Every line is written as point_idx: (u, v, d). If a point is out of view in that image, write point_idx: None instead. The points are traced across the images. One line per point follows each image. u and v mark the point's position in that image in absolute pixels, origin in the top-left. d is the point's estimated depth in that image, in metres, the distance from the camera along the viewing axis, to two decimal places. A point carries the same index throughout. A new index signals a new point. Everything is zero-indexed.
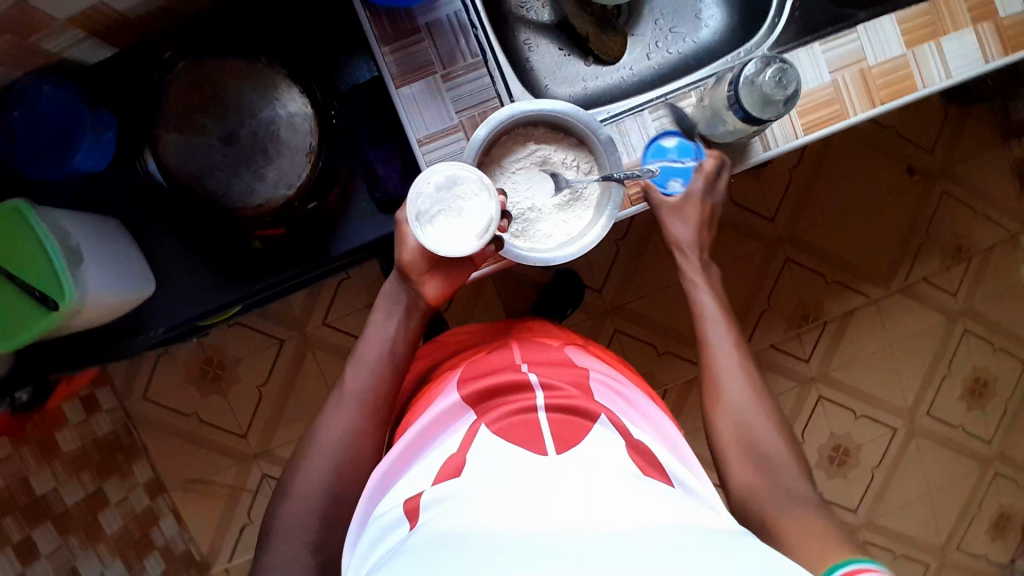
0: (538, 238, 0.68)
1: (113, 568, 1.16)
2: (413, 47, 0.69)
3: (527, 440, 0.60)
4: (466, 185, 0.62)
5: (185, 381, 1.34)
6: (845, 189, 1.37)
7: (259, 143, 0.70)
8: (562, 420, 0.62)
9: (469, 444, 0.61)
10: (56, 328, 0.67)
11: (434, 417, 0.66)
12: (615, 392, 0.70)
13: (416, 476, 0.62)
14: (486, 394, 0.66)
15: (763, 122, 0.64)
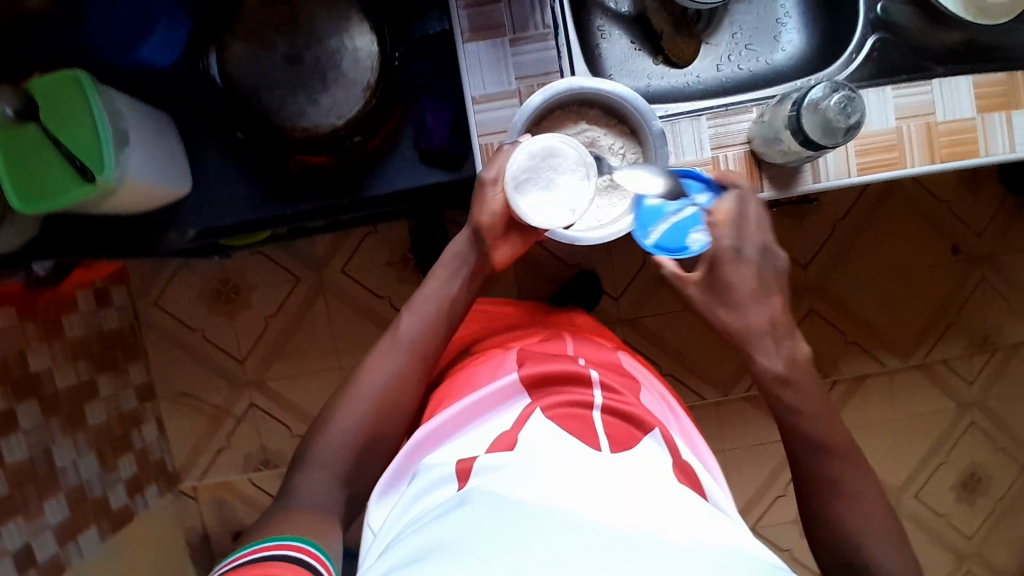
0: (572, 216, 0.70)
1: (86, 459, 1.18)
2: (489, 7, 0.69)
3: (582, 432, 0.66)
4: (561, 161, 0.66)
5: (197, 296, 1.34)
6: (886, 252, 1.34)
7: (322, 68, 0.71)
8: (615, 420, 0.69)
9: (523, 424, 0.67)
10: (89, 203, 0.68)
11: (490, 394, 0.73)
12: (655, 404, 0.78)
13: (473, 442, 0.68)
14: (542, 379, 0.73)
15: (823, 148, 0.63)
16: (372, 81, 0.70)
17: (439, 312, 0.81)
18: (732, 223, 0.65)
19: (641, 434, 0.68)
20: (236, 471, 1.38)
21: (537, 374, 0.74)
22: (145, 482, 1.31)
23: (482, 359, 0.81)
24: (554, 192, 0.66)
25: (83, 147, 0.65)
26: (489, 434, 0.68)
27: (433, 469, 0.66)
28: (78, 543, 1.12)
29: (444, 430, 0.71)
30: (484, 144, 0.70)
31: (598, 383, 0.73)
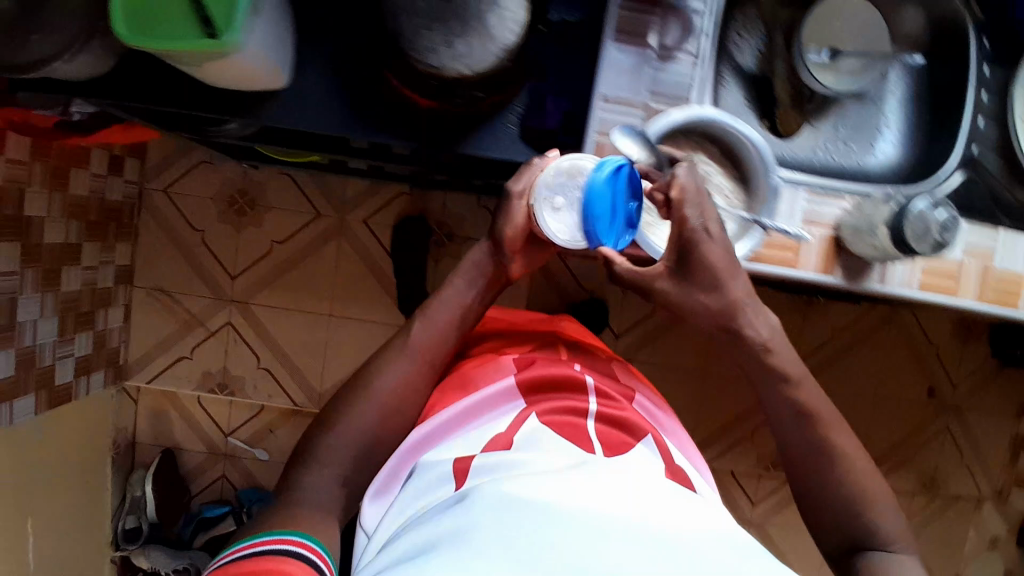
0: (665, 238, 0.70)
1: (45, 321, 1.10)
2: (643, 17, 0.70)
3: (577, 438, 0.70)
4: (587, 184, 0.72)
5: (210, 198, 1.27)
6: (873, 374, 1.35)
7: (474, 12, 0.67)
8: (610, 428, 0.73)
9: (519, 425, 0.72)
10: (200, 57, 0.63)
11: (488, 391, 0.77)
12: (651, 415, 0.82)
13: (466, 441, 0.72)
14: (537, 384, 0.77)
15: (917, 254, 0.68)
16: (511, 42, 0.70)
17: (455, 319, 0.83)
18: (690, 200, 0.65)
19: (634, 441, 0.72)
20: (186, 385, 1.32)
21: (530, 377, 0.78)
22: (94, 367, 1.23)
23: (483, 359, 0.84)
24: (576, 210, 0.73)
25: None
26: (486, 434, 0.71)
27: (433, 466, 0.69)
28: (11, 407, 1.06)
29: (438, 424, 0.76)
30: (598, 142, 0.70)
31: (595, 391, 0.77)
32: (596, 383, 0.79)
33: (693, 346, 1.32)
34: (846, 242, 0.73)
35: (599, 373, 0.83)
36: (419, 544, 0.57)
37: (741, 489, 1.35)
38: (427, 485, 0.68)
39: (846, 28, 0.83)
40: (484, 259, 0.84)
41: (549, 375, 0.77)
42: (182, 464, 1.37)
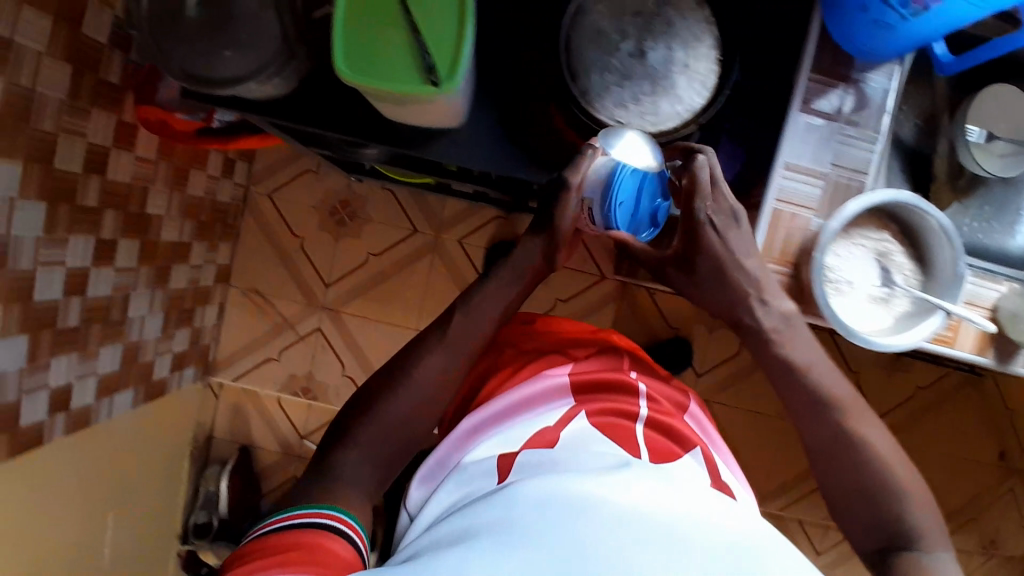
0: (843, 310, 0.67)
1: (153, 317, 1.12)
2: (830, 90, 0.70)
3: (625, 442, 0.69)
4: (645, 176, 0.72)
5: (313, 206, 1.28)
6: (949, 435, 1.34)
7: (668, 72, 0.69)
8: (659, 435, 0.72)
9: (565, 423, 0.71)
10: (409, 100, 0.63)
11: (539, 390, 0.77)
12: (701, 426, 0.81)
13: (513, 437, 0.71)
14: (591, 387, 0.77)
15: None
16: (698, 105, 0.69)
17: (499, 313, 0.77)
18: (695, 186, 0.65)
19: (682, 451, 0.71)
20: (272, 386, 1.35)
21: (588, 380, 0.78)
22: (188, 362, 1.26)
23: (540, 357, 0.84)
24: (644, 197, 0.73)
25: (436, 37, 0.59)
26: (530, 430, 0.71)
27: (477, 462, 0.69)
28: (111, 401, 1.07)
29: (485, 418, 0.75)
30: (776, 209, 0.69)
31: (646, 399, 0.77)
32: (647, 389, 0.79)
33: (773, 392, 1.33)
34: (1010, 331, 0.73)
35: (656, 384, 0.82)
36: (452, 529, 0.55)
37: (807, 536, 1.36)
38: (470, 479, 0.67)
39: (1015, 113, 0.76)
40: (536, 256, 0.77)
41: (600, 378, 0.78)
42: (256, 462, 1.38)
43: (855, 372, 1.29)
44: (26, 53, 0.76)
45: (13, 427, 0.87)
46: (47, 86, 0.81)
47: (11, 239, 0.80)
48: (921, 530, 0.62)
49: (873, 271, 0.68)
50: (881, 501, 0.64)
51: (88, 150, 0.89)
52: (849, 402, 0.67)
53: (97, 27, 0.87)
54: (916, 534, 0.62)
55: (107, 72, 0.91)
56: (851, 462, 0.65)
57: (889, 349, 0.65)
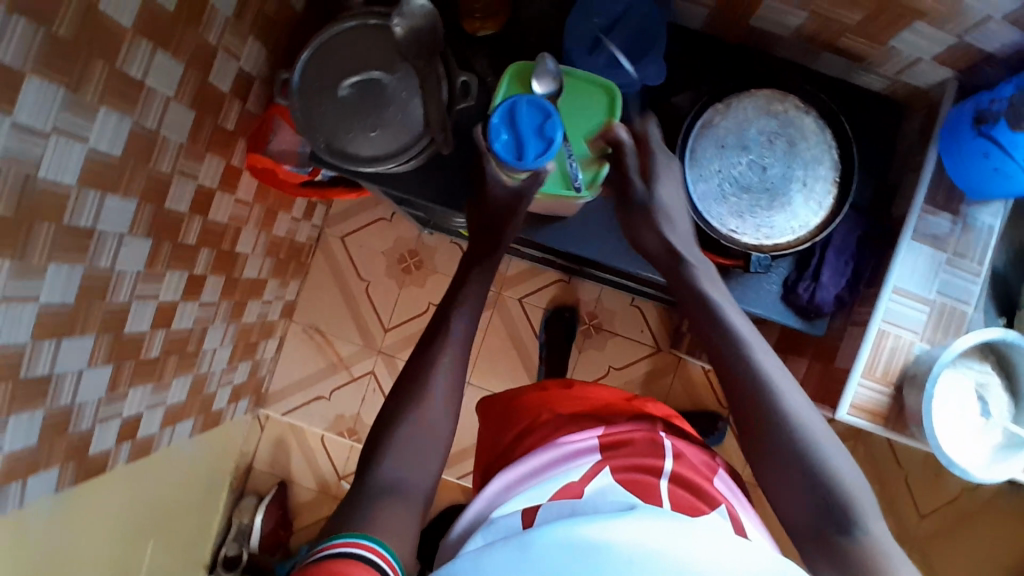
0: (943, 436, 0.69)
1: (223, 348, 1.14)
2: (941, 220, 0.73)
3: (648, 495, 0.64)
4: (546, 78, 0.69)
5: (383, 253, 1.34)
6: (993, 542, 1.33)
7: (786, 189, 0.72)
8: (683, 491, 0.66)
9: (590, 478, 0.66)
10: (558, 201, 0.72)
11: (572, 446, 0.72)
12: (732, 487, 0.73)
13: (538, 491, 0.65)
14: (617, 443, 0.72)
15: None
16: (813, 223, 0.72)
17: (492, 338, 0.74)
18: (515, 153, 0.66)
19: (708, 508, 0.65)
20: (318, 424, 1.36)
21: (614, 437, 0.73)
22: (242, 395, 1.27)
23: (578, 424, 0.79)
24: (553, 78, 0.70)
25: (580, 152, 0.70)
26: (556, 482, 0.66)
27: (504, 516, 0.63)
28: (173, 430, 1.08)
29: (515, 476, 0.71)
30: (881, 328, 0.71)
31: (674, 455, 0.71)
32: (675, 446, 0.73)
33: None
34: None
35: (684, 441, 0.76)
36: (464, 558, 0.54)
37: None
38: (493, 534, 0.61)
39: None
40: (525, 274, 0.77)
41: (625, 437, 0.72)
42: (292, 499, 1.36)
43: (898, 468, 1.32)
44: (157, 98, 0.79)
45: (84, 454, 0.87)
46: (172, 129, 0.83)
47: (116, 272, 0.82)
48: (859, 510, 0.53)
49: (973, 403, 0.71)
50: (845, 516, 0.53)
51: (196, 190, 0.92)
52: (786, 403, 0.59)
53: (223, 75, 0.91)
54: (852, 514, 0.53)
55: (225, 117, 0.94)
56: (798, 461, 0.56)
57: (990, 481, 0.67)
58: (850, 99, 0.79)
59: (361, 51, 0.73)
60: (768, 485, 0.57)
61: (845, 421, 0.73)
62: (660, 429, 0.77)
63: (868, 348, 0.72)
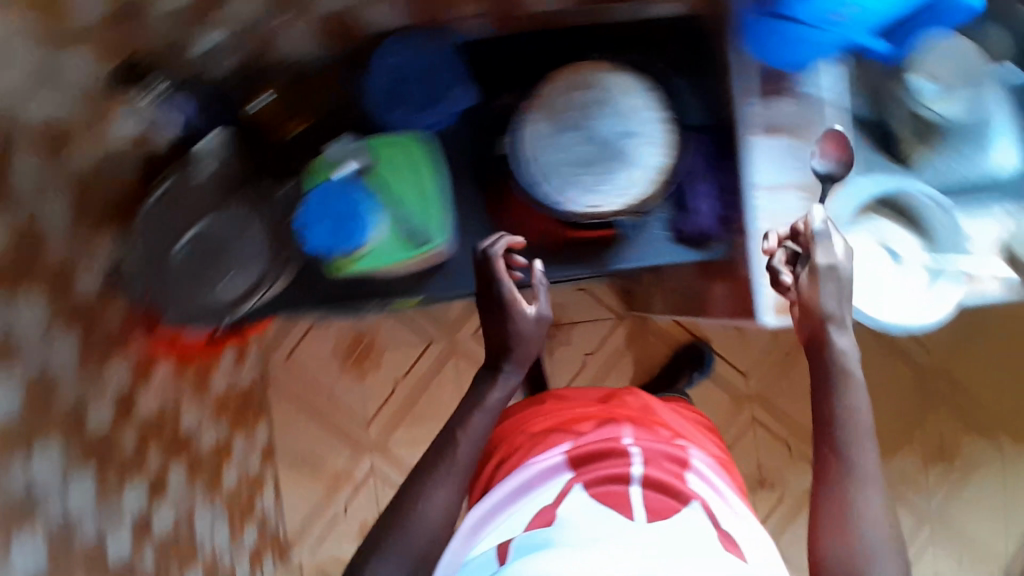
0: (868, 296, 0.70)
1: (220, 523, 1.08)
2: (771, 108, 0.75)
3: (620, 505, 0.67)
4: (348, 155, 0.79)
5: (330, 356, 1.33)
6: (1007, 342, 1.29)
7: (622, 145, 0.76)
8: (654, 491, 0.68)
9: (561, 498, 0.69)
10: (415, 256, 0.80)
11: (542, 465, 0.74)
12: (710, 471, 0.75)
13: (511, 524, 0.69)
14: (588, 455, 0.73)
15: None
16: (661, 164, 0.77)
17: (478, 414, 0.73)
18: (331, 242, 0.77)
19: (680, 504, 0.67)
20: (349, 540, 1.34)
21: (585, 449, 0.74)
22: (262, 553, 1.22)
23: (550, 435, 0.79)
24: (355, 151, 0.79)
25: (406, 205, 0.78)
26: (529, 512, 0.69)
27: (479, 555, 0.68)
28: None
29: (500, 508, 0.73)
30: (759, 230, 0.73)
31: (641, 454, 0.73)
32: (645, 445, 0.74)
33: None
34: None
35: (653, 433, 0.78)
36: None
37: (913, 489, 1.30)
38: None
39: (954, 63, 0.76)
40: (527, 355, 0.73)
41: (595, 448, 0.73)
42: None
43: None
44: None
45: None
46: None
47: None
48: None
49: (880, 256, 0.72)
50: None
51: None
52: (882, 540, 0.60)
53: None
54: None
55: None
56: (850, 525, 0.60)
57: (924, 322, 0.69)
58: (643, 44, 0.80)
59: (196, 205, 0.73)
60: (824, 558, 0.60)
61: (768, 325, 0.73)
62: (630, 426, 0.78)
63: (761, 249, 0.72)
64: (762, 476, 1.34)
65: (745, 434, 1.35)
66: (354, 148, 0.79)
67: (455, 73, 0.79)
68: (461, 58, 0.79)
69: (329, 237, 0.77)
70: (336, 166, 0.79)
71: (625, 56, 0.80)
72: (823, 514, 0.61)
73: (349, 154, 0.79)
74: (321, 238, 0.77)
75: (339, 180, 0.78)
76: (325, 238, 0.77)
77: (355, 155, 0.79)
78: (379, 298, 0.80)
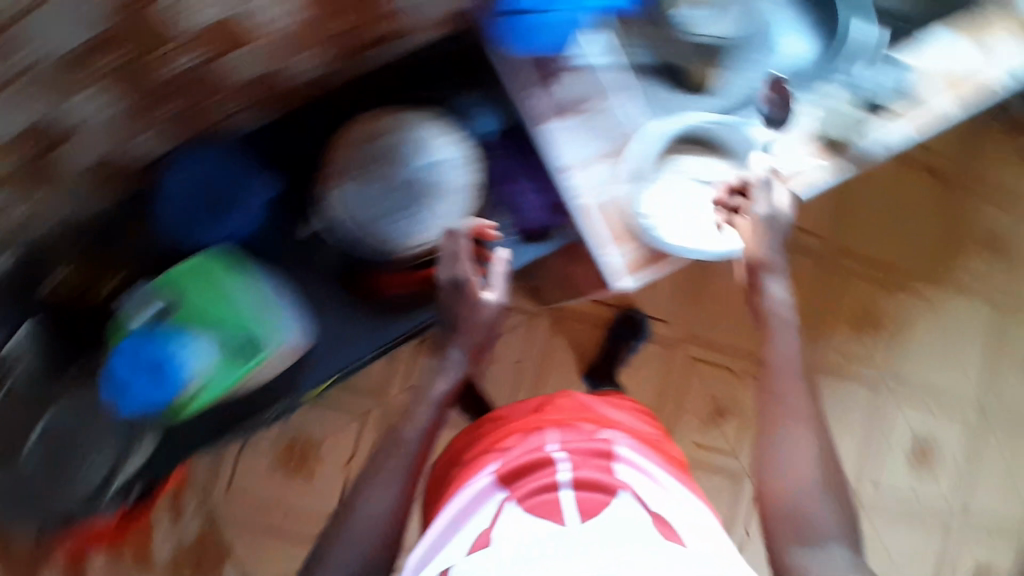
0: (691, 233, 0.71)
1: None
2: (549, 93, 0.75)
3: (552, 514, 0.68)
4: (143, 300, 0.70)
5: (272, 471, 1.22)
6: (882, 199, 1.36)
7: (425, 178, 0.74)
8: (584, 489, 0.70)
9: (496, 520, 0.69)
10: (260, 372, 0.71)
11: (474, 490, 0.73)
12: (638, 448, 0.77)
13: (451, 553, 0.69)
14: (516, 471, 0.73)
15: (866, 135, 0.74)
16: (470, 180, 0.75)
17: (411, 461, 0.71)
18: (155, 400, 0.69)
19: (609, 497, 0.69)
20: None
21: (513, 465, 0.74)
22: None
23: (480, 457, 0.79)
24: (150, 292, 0.70)
25: (223, 324, 0.69)
26: (467, 539, 0.69)
27: None
28: None
29: (441, 540, 0.71)
30: (580, 206, 0.73)
31: (566, 456, 0.73)
32: (568, 445, 0.74)
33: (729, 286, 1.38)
34: (855, 146, 0.74)
35: (578, 426, 0.78)
36: None
37: (861, 361, 1.33)
38: None
39: None
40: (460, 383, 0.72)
41: (522, 462, 0.73)
42: None
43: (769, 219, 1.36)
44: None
45: None
46: None
47: None
48: (825, 530, 0.64)
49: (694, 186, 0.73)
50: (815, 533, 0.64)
51: None
52: (817, 488, 0.66)
53: None
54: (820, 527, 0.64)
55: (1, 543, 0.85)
56: (796, 471, 0.66)
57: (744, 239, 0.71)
58: (423, 77, 0.80)
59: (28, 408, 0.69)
60: (775, 509, 0.67)
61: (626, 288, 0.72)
62: (553, 426, 0.78)
63: (586, 222, 0.73)
64: (720, 407, 1.37)
65: (690, 375, 1.37)
66: (146, 290, 0.70)
67: (241, 167, 0.74)
68: (249, 147, 0.76)
69: (151, 395, 0.68)
70: (135, 316, 0.69)
71: (406, 93, 0.80)
72: (770, 462, 0.68)
73: (143, 297, 0.70)
74: (142, 401, 0.68)
75: (139, 330, 0.69)
76: (147, 398, 0.68)
77: (150, 297, 0.70)
78: (260, 413, 0.75)
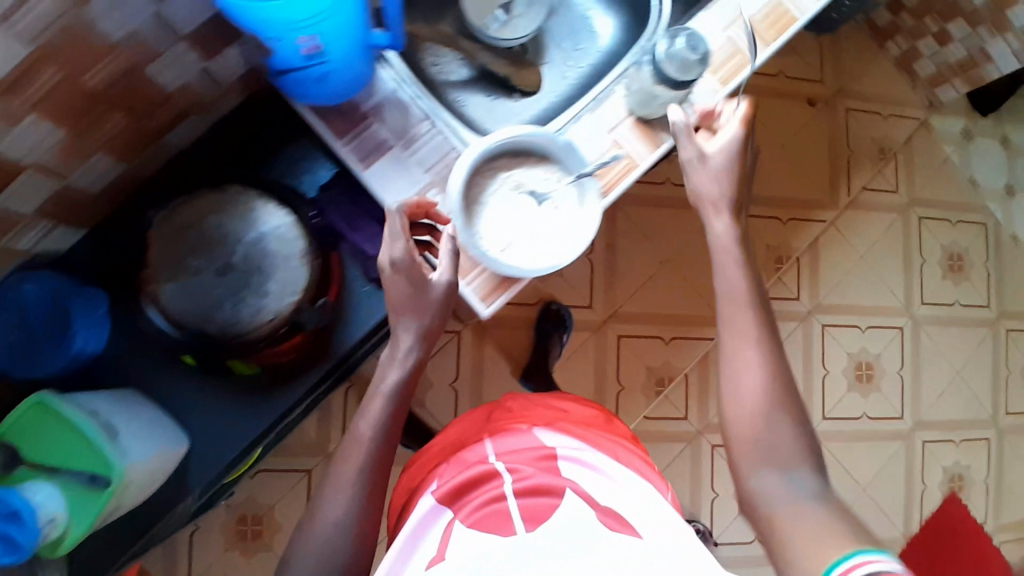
0: (527, 252, 0.70)
1: None
2: (365, 132, 0.73)
3: (500, 526, 0.62)
4: None
5: (226, 551, 1.21)
6: (766, 135, 1.35)
7: (255, 255, 0.71)
8: (530, 498, 0.64)
9: (446, 541, 0.63)
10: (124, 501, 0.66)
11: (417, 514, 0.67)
12: (585, 447, 0.72)
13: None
14: (460, 488, 0.67)
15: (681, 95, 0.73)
16: (302, 245, 0.72)
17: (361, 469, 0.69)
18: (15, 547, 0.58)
19: (559, 499, 0.64)
20: None
21: (455, 481, 0.68)
22: None
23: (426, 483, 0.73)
24: None
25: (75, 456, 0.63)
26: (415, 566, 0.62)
27: None
28: None
29: (390, 573, 0.63)
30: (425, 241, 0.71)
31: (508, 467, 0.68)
32: (510, 456, 0.69)
33: (640, 256, 1.39)
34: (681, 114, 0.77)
35: (520, 435, 0.73)
36: None
37: (782, 296, 1.34)
38: None
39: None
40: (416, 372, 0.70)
41: (464, 479, 0.67)
42: None
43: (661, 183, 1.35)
44: None
45: None
46: None
47: None
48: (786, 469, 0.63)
49: (525, 201, 0.72)
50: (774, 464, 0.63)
51: None
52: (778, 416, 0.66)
53: None
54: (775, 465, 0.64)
55: None
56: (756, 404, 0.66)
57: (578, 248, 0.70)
58: (241, 147, 0.80)
59: None
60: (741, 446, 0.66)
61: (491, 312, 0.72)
62: (496, 441, 0.73)
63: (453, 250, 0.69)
64: (659, 374, 1.38)
65: (623, 352, 1.38)
66: None
67: (71, 285, 0.70)
68: (72, 266, 0.75)
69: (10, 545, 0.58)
70: None
71: (226, 168, 0.80)
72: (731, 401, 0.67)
73: None
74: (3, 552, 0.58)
75: None
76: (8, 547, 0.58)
77: None
78: (168, 512, 0.75)
